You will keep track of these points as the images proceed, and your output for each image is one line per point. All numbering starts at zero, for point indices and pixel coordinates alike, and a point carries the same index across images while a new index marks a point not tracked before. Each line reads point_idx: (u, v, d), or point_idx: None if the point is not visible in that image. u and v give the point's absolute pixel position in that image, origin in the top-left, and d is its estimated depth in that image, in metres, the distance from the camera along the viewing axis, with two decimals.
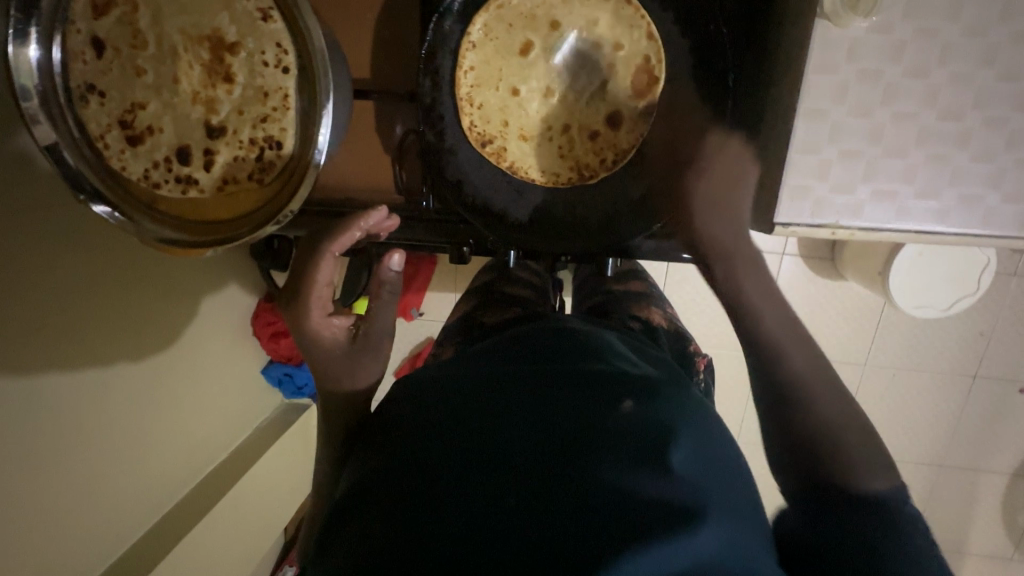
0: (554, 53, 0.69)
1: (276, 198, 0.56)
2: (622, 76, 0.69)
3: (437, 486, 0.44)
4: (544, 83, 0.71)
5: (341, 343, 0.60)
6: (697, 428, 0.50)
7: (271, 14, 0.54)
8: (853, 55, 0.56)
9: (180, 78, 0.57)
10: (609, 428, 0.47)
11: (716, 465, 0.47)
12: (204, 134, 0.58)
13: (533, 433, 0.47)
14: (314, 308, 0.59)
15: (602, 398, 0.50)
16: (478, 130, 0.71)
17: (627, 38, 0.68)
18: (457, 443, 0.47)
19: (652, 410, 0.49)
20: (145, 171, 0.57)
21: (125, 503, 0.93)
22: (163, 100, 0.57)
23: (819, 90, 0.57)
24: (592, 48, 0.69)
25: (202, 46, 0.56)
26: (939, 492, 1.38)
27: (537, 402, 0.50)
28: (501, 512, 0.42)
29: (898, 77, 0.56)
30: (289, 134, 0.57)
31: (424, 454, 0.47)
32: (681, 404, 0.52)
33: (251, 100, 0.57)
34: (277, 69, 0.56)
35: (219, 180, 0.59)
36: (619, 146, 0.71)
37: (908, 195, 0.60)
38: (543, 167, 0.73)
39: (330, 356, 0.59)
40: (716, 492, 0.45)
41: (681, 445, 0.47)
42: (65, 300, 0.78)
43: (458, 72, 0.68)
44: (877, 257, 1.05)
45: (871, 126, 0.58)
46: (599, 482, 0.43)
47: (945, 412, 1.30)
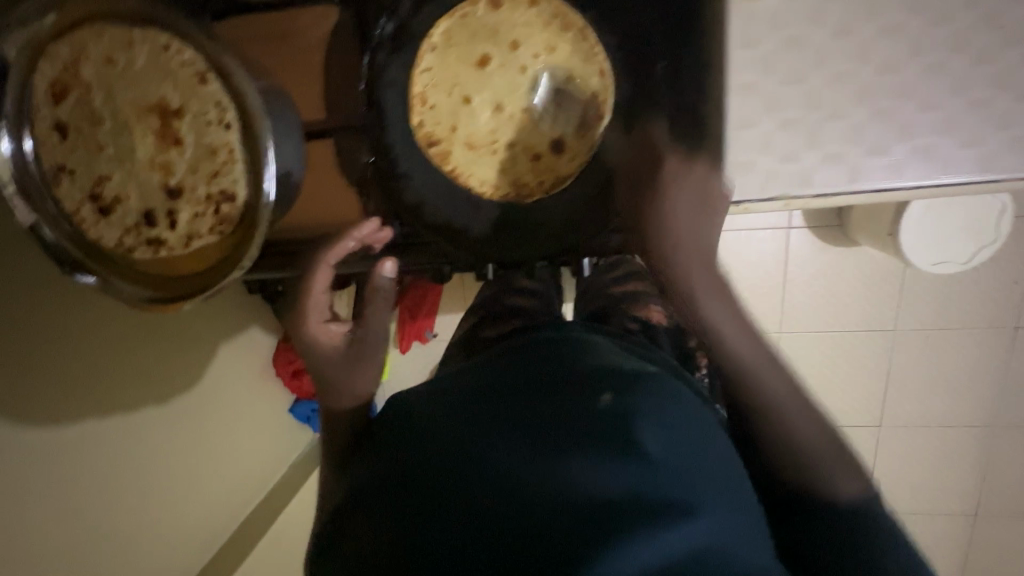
0: (511, 70, 0.66)
1: (237, 248, 0.59)
2: (572, 108, 0.68)
3: (424, 488, 0.45)
4: (497, 96, 0.67)
5: (338, 347, 0.61)
6: (683, 417, 0.49)
7: (208, 77, 0.57)
8: (775, 25, 0.56)
9: (136, 147, 0.60)
10: (581, 422, 0.46)
11: (701, 457, 0.46)
12: (166, 196, 0.61)
13: (513, 433, 0.47)
14: (313, 313, 0.63)
15: (579, 395, 0.49)
16: (427, 130, 0.69)
17: (581, 69, 0.67)
18: (440, 450, 0.47)
19: (630, 400, 0.47)
20: (119, 238, 0.62)
21: (170, 558, 0.97)
22: (125, 170, 0.61)
23: (744, 65, 0.57)
24: (547, 73, 0.67)
25: (151, 115, 0.59)
26: (997, 453, 1.31)
27: (517, 405, 0.50)
28: (482, 514, 0.42)
29: (825, 40, 0.55)
30: (241, 186, 0.59)
31: (397, 472, 0.47)
32: (663, 394, 0.50)
33: (202, 158, 0.60)
34: (220, 127, 0.58)
35: (185, 238, 0.62)
36: (558, 172, 0.70)
37: (859, 154, 0.58)
38: (483, 178, 0.71)
39: (328, 360, 0.60)
40: (701, 486, 0.44)
41: (659, 431, 0.46)
42: (82, 356, 0.83)
43: (413, 72, 0.67)
44: (885, 217, 1.02)
45: (806, 91, 0.57)
46: (570, 484, 0.42)
47: (990, 368, 1.24)
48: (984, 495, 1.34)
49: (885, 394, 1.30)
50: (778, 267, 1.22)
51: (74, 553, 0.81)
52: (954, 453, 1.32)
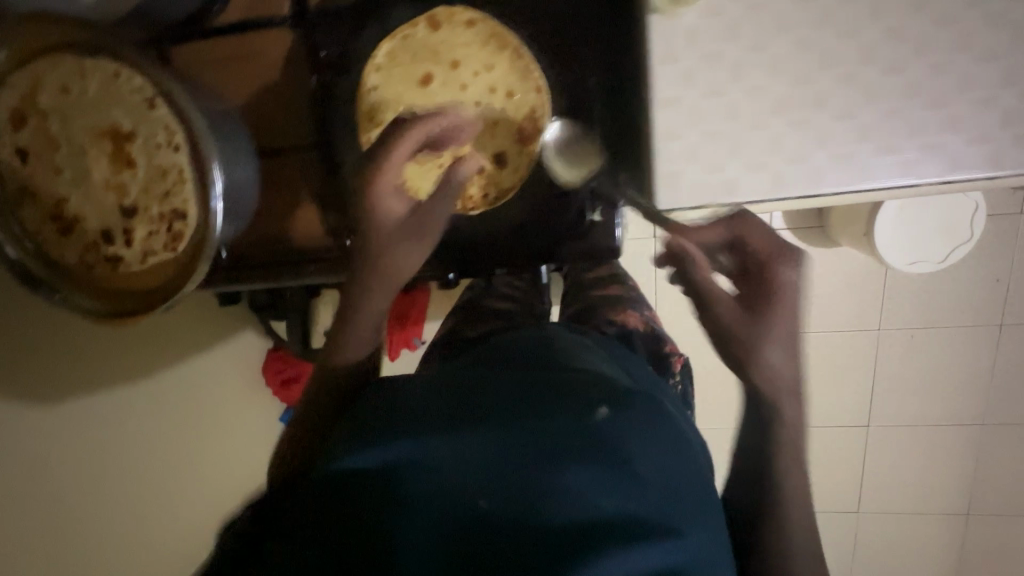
0: (452, 88, 0.70)
1: (188, 265, 0.62)
2: (511, 122, 0.71)
3: (415, 484, 0.44)
4: (441, 112, 0.70)
5: (396, 215, 0.57)
6: (665, 429, 0.49)
7: (157, 102, 0.60)
8: (692, 42, 0.59)
9: (92, 170, 0.63)
10: (577, 435, 0.45)
11: (683, 469, 0.47)
12: (122, 216, 0.64)
13: (510, 435, 0.46)
14: (387, 179, 0.55)
15: (576, 405, 0.47)
16: (375, 146, 0.72)
17: (518, 86, 0.69)
18: (433, 443, 0.46)
19: (626, 415, 0.47)
20: (78, 256, 0.65)
21: (164, 568, 0.91)
22: (81, 192, 0.64)
23: (666, 80, 0.60)
24: (486, 91, 0.70)
25: (105, 140, 0.62)
26: (989, 449, 1.31)
27: (514, 403, 0.49)
28: (475, 517, 0.42)
29: (740, 54, 0.58)
30: (191, 205, 0.62)
31: (375, 479, 0.44)
32: (655, 408, 0.50)
33: (154, 179, 0.63)
34: (170, 149, 0.61)
35: (141, 255, 0.65)
36: (502, 184, 0.71)
37: (780, 163, 0.61)
38: (431, 190, 0.72)
39: (383, 228, 0.56)
40: (681, 502, 0.45)
41: (649, 449, 0.46)
42: (80, 358, 0.81)
43: (359, 91, 0.70)
44: (859, 218, 1.03)
45: (726, 103, 0.60)
46: (562, 497, 0.42)
47: (977, 366, 1.25)
48: (978, 492, 1.35)
49: (874, 392, 1.30)
50: None
51: (88, 545, 0.79)
52: (944, 451, 1.33)
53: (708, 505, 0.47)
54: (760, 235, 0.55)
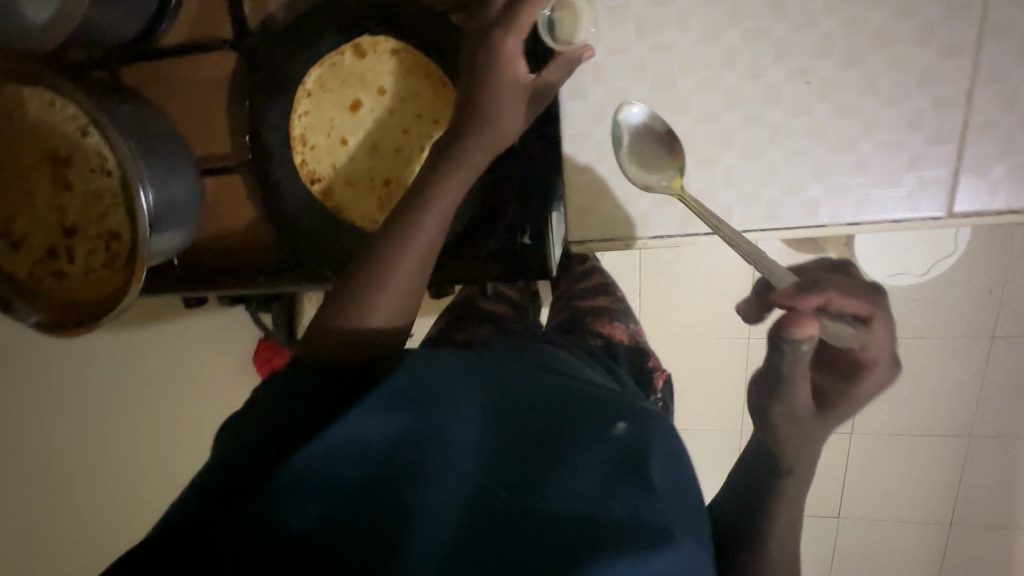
0: (380, 114, 0.72)
1: (123, 282, 0.66)
2: None
3: (422, 463, 0.45)
4: (370, 138, 0.73)
5: (519, 76, 0.56)
6: (678, 451, 0.49)
7: (88, 130, 0.63)
8: None
9: (35, 192, 0.67)
10: (594, 444, 0.45)
11: (684, 486, 0.46)
12: (64, 234, 0.69)
13: (525, 427, 0.47)
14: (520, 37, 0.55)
15: (596, 417, 0.48)
16: (309, 168, 0.75)
17: (444, 113, 0.70)
18: (450, 428, 0.47)
19: (645, 434, 0.47)
20: (28, 272, 0.70)
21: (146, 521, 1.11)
22: (29, 212, 0.68)
23: None
24: (415, 116, 0.72)
25: (46, 165, 0.66)
26: (973, 461, 1.31)
27: (531, 402, 0.50)
28: (480, 504, 0.42)
29: None
30: (124, 226, 0.66)
31: (387, 459, 0.45)
32: (662, 427, 0.50)
33: (90, 200, 0.66)
34: (103, 173, 0.65)
35: (84, 270, 0.69)
36: None
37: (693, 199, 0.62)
38: (364, 213, 0.75)
39: (506, 84, 0.55)
40: (684, 514, 0.44)
41: (662, 461, 0.46)
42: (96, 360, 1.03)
43: (291, 116, 0.72)
44: None
45: None
46: (569, 493, 0.42)
47: (967, 377, 1.23)
48: (962, 503, 1.34)
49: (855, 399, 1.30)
50: None
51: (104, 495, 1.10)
52: (929, 460, 1.33)
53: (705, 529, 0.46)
54: (840, 319, 0.63)
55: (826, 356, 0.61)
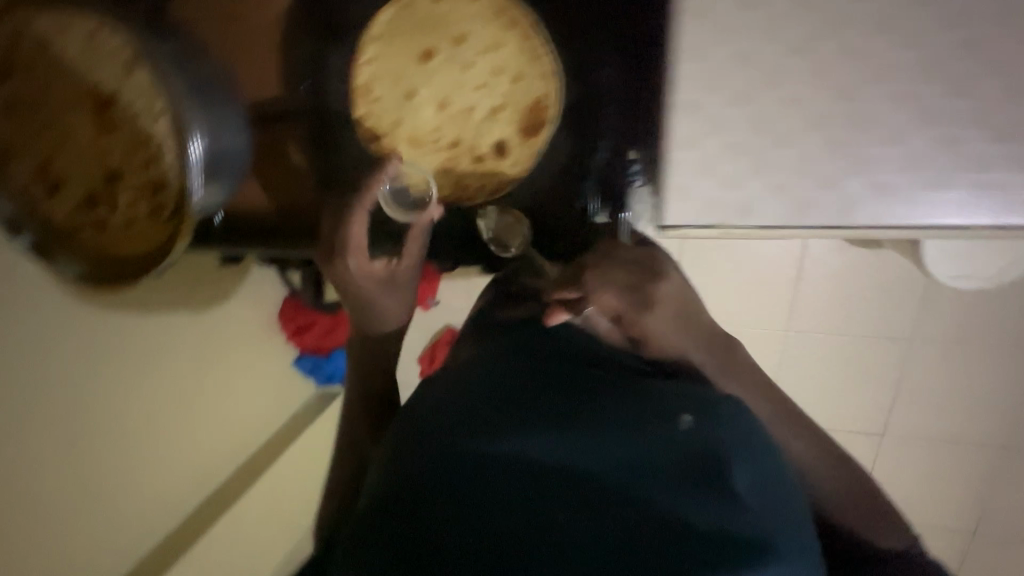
0: (453, 67, 0.66)
1: (172, 234, 0.61)
2: (518, 110, 0.66)
3: (511, 480, 0.48)
4: (440, 93, 0.67)
5: (376, 278, 0.63)
6: (752, 441, 0.51)
7: (134, 65, 0.58)
8: (723, 36, 0.50)
9: (76, 132, 0.62)
10: (674, 449, 0.49)
11: (761, 473, 0.50)
12: (105, 180, 0.63)
13: (604, 434, 0.50)
14: (358, 255, 0.62)
15: (664, 415, 0.51)
16: (369, 123, 0.68)
17: (528, 70, 0.64)
18: (527, 441, 0.50)
19: (715, 426, 0.50)
20: (62, 217, 0.63)
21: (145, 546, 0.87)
22: (66, 154, 0.63)
23: (687, 81, 0.52)
24: (492, 72, 0.66)
25: (86, 103, 0.60)
26: (974, 460, 1.40)
27: (602, 406, 0.52)
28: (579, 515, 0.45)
29: (779, 55, 0.50)
30: (171, 174, 0.60)
31: (482, 504, 0.46)
32: (736, 416, 0.52)
33: (134, 145, 0.61)
34: (149, 115, 0.59)
35: (126, 221, 0.64)
36: (502, 175, 0.68)
37: (810, 187, 0.53)
38: (425, 177, 0.69)
39: (366, 288, 0.63)
40: (768, 506, 0.48)
41: (738, 459, 0.49)
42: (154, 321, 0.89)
43: (353, 62, 0.66)
44: None
45: (754, 113, 0.52)
46: (661, 505, 0.46)
47: (984, 380, 1.33)
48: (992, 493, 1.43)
49: (896, 392, 1.37)
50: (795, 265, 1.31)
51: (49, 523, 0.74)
52: (934, 458, 1.41)
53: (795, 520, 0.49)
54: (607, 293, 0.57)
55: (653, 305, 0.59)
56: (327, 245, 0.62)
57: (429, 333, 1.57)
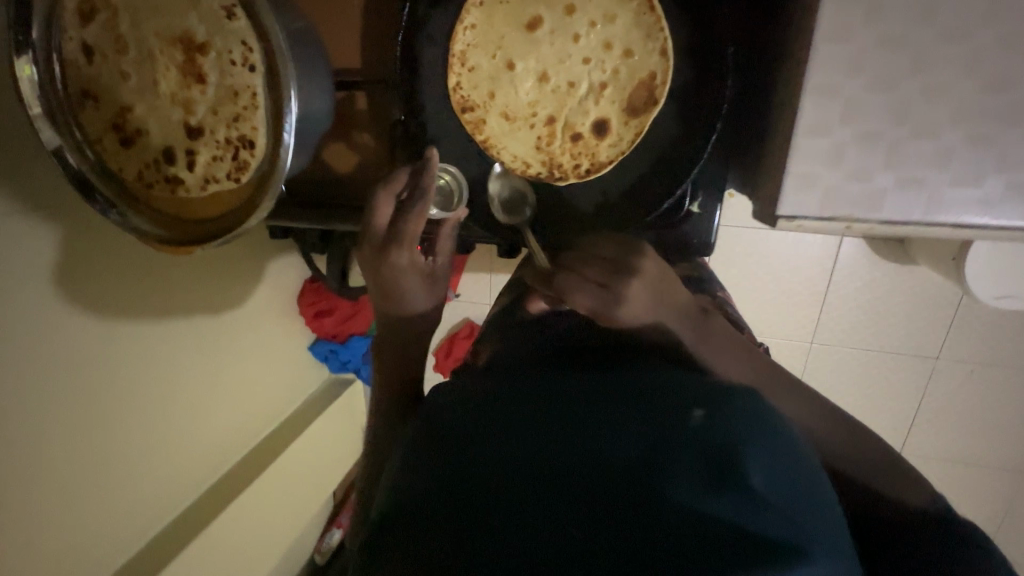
0: (561, 39, 0.64)
1: (254, 198, 0.57)
2: (623, 88, 0.64)
3: (430, 516, 0.34)
4: (542, 66, 0.65)
5: (418, 276, 0.59)
6: (784, 429, 0.34)
7: (234, 12, 0.54)
8: (872, 19, 0.48)
9: (159, 80, 0.58)
10: (661, 437, 0.33)
11: (815, 482, 0.32)
12: (185, 135, 0.60)
13: (571, 438, 0.35)
14: (409, 248, 0.56)
15: (662, 409, 0.35)
16: (463, 93, 0.65)
17: (639, 46, 0.62)
18: (470, 453, 0.37)
19: (732, 418, 0.33)
20: (138, 173, 0.61)
21: (132, 524, 0.95)
22: (146, 103, 0.59)
23: (828, 64, 0.50)
24: (601, 45, 0.64)
25: (175, 48, 0.57)
26: (958, 480, 1.48)
27: (576, 409, 0.38)
28: (514, 545, 0.30)
29: (928, 42, 0.48)
30: (260, 134, 0.57)
31: (393, 556, 0.33)
32: (774, 411, 0.34)
33: (223, 100, 0.57)
34: (244, 68, 0.55)
35: (202, 180, 0.61)
36: (598, 156, 0.66)
37: (942, 182, 0.51)
38: (516, 153, 0.68)
39: (412, 288, 0.58)
40: (829, 529, 0.29)
41: (764, 453, 0.31)
42: (153, 296, 0.92)
43: (456, 26, 0.63)
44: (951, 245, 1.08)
45: (894, 101, 0.50)
46: (640, 525, 0.29)
47: (986, 406, 1.38)
48: (997, 506, 1.49)
49: (919, 406, 1.42)
50: (824, 279, 1.33)
51: (79, 493, 0.85)
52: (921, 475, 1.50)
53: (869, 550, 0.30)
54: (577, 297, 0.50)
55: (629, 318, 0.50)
56: (380, 236, 0.57)
57: (449, 324, 1.58)
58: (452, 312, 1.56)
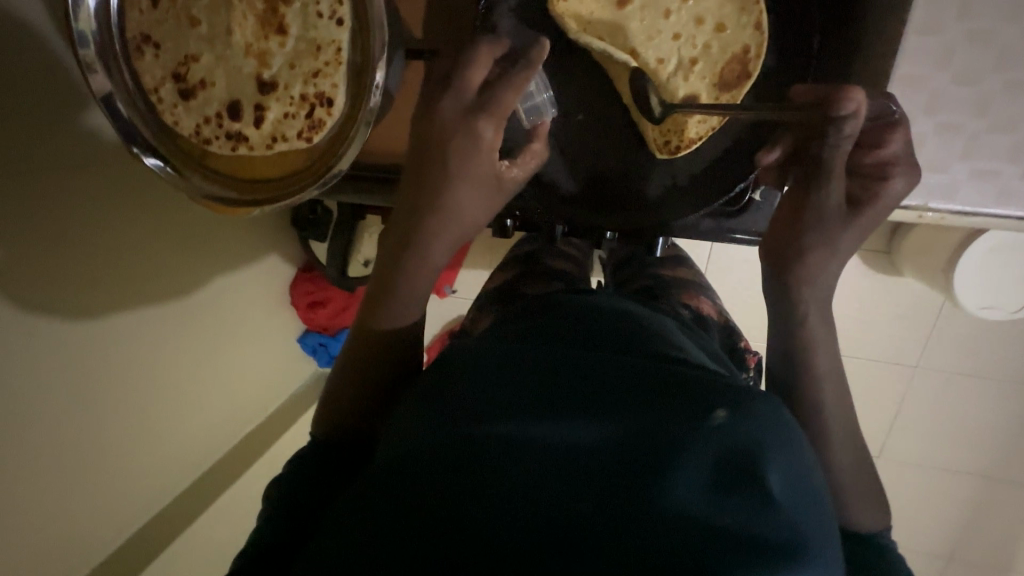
0: (652, 14, 0.66)
1: (325, 156, 0.57)
2: (716, 62, 0.67)
3: (499, 462, 0.47)
4: (632, 42, 0.67)
5: (490, 170, 0.61)
6: (788, 441, 0.51)
7: None
8: (964, 14, 0.50)
9: (233, 29, 0.57)
10: (697, 433, 0.49)
11: (803, 486, 0.49)
12: (255, 90, 0.59)
13: (624, 418, 0.51)
14: (493, 125, 0.59)
15: (696, 408, 0.51)
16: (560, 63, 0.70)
17: (733, 21, 0.65)
18: (538, 419, 0.51)
19: (745, 423, 0.50)
20: (195, 126, 0.59)
21: (117, 514, 0.95)
22: (216, 53, 0.58)
23: (918, 55, 0.53)
24: (693, 20, 0.67)
25: None
26: (922, 487, 1.56)
27: (623, 394, 0.53)
28: (581, 500, 0.45)
29: (1015, 39, 0.50)
30: (339, 91, 0.57)
31: (466, 482, 0.46)
32: (777, 422, 0.52)
33: (304, 54, 0.58)
34: (330, 21, 0.56)
35: (269, 137, 0.60)
36: (689, 133, 0.68)
37: (1012, 176, 0.56)
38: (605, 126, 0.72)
39: (476, 179, 0.61)
40: (808, 521, 0.46)
41: (773, 465, 0.48)
42: (150, 278, 0.93)
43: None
44: (941, 254, 1.11)
45: (977, 96, 0.53)
46: (669, 495, 0.45)
47: (956, 415, 1.45)
48: (958, 514, 1.57)
49: (896, 415, 1.49)
50: None
51: (63, 482, 0.85)
52: (887, 480, 1.57)
53: (830, 531, 0.48)
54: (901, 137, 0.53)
55: (886, 182, 0.55)
56: (471, 100, 0.58)
57: (444, 319, 1.56)
58: (451, 308, 1.54)
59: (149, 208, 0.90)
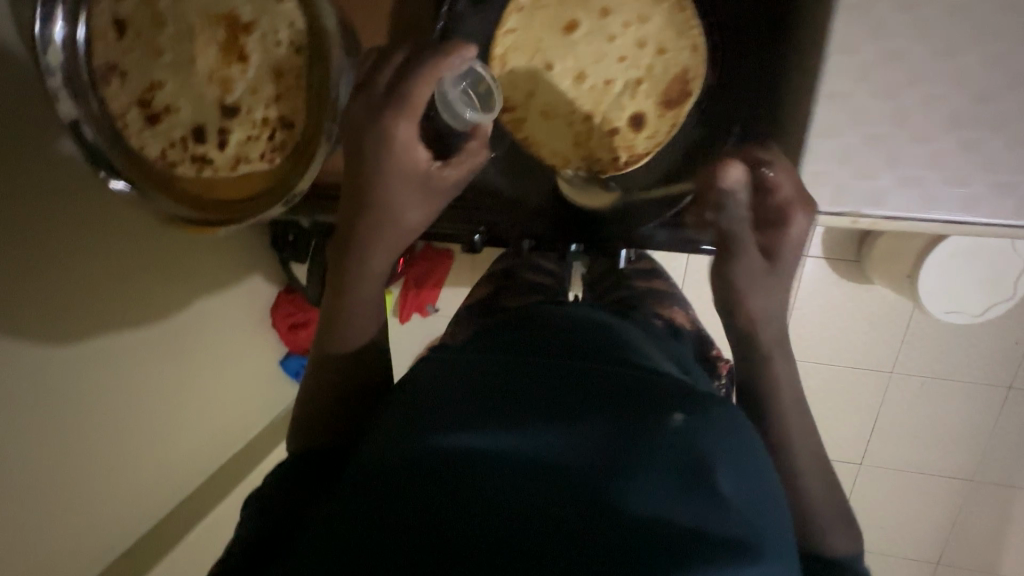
0: (597, 39, 0.70)
1: (289, 175, 0.61)
2: (659, 81, 0.71)
3: (464, 468, 0.48)
4: (579, 65, 0.71)
5: (415, 166, 0.60)
6: (743, 441, 0.53)
7: None
8: (875, 35, 0.54)
9: (196, 57, 0.60)
10: (656, 434, 0.50)
11: (754, 485, 0.51)
12: (219, 114, 0.62)
13: (586, 421, 0.52)
14: (410, 120, 0.57)
15: (656, 411, 0.52)
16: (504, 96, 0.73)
17: (672, 44, 0.70)
18: (503, 424, 0.52)
19: (702, 425, 0.52)
20: (161, 150, 0.61)
21: (98, 541, 0.94)
22: (179, 80, 0.61)
23: (840, 73, 0.56)
24: (635, 44, 0.71)
25: (218, 26, 0.59)
26: (905, 491, 1.58)
27: (586, 396, 0.54)
28: (543, 504, 0.46)
29: (926, 57, 0.54)
30: (301, 114, 0.61)
31: (433, 490, 0.47)
32: (732, 424, 0.54)
33: (266, 80, 0.61)
34: (290, 50, 0.60)
35: (233, 159, 0.62)
36: (636, 149, 0.73)
37: (936, 181, 0.58)
38: (555, 149, 0.75)
39: (404, 176, 0.60)
40: (758, 519, 0.49)
41: (726, 466, 0.50)
42: (134, 300, 0.93)
43: (497, 31, 0.71)
44: (906, 261, 1.15)
45: (895, 108, 0.56)
46: (628, 498, 0.46)
47: (934, 419, 1.48)
48: (943, 517, 1.59)
49: (876, 420, 1.52)
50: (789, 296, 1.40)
51: (43, 509, 0.84)
52: (871, 486, 1.59)
53: (779, 528, 0.51)
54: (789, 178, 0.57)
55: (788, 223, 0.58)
56: (381, 95, 0.57)
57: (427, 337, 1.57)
58: (432, 326, 1.55)
59: (134, 232, 0.91)
